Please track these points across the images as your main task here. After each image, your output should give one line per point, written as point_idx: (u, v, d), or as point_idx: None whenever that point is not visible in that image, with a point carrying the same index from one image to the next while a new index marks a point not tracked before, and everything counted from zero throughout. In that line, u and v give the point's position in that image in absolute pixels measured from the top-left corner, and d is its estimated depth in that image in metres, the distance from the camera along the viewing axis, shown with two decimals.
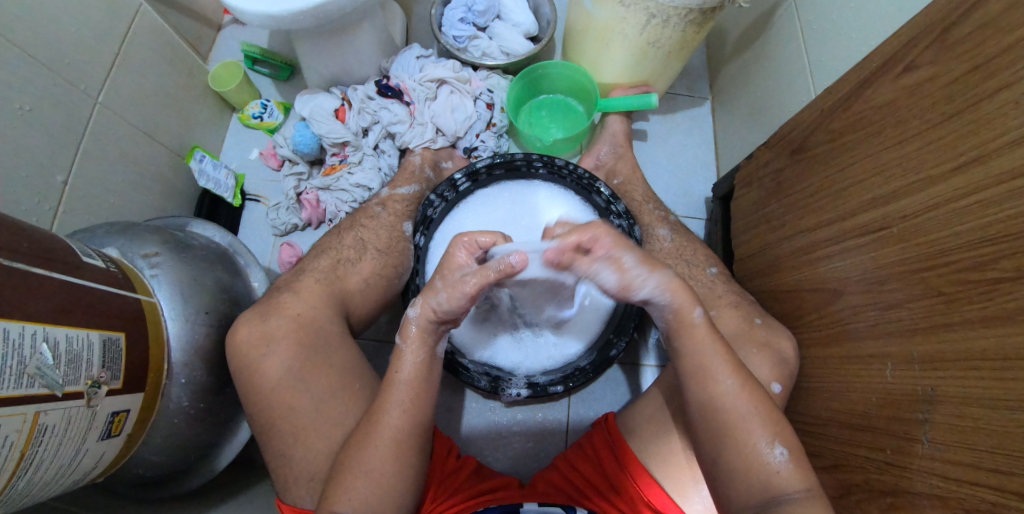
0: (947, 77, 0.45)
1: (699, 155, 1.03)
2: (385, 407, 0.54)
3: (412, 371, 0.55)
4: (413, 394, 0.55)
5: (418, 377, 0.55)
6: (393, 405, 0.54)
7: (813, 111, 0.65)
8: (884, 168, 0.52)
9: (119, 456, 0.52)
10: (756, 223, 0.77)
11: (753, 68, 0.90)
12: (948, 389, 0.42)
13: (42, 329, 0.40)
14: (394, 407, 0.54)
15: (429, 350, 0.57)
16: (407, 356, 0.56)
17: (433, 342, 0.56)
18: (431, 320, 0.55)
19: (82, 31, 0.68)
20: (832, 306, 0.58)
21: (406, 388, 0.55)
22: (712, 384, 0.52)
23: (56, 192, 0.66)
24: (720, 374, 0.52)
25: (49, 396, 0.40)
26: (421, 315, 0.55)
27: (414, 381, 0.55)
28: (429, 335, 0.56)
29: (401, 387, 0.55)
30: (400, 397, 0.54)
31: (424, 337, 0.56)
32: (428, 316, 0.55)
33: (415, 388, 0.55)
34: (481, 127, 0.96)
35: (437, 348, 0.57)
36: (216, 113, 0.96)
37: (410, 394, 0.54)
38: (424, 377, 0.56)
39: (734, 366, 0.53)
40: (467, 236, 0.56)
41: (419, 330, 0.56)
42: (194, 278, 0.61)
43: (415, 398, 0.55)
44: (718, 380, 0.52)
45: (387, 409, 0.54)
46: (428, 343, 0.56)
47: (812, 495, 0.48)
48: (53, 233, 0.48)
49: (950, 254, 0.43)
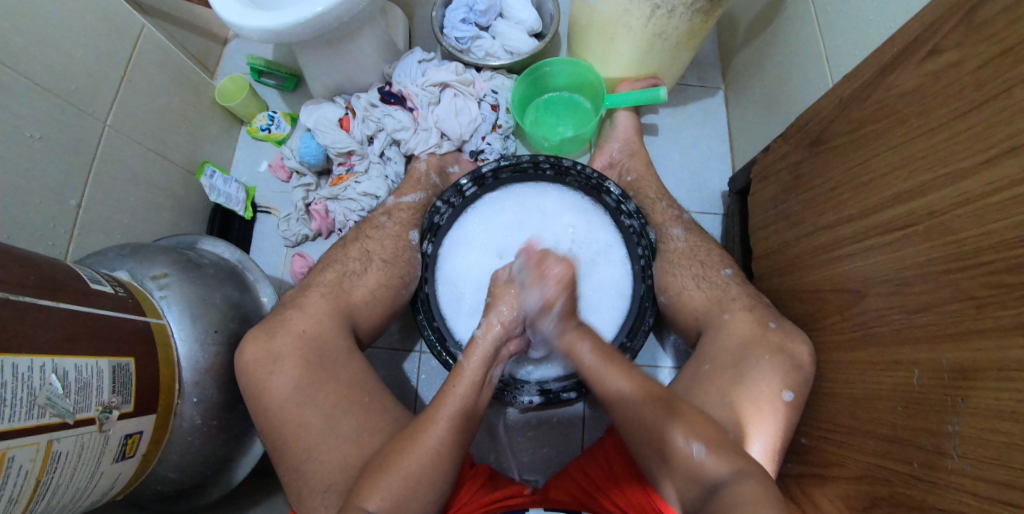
0: (975, 61, 0.42)
1: (713, 148, 0.99)
2: (434, 418, 0.54)
3: (469, 387, 0.57)
4: (465, 411, 0.56)
5: (473, 392, 0.57)
6: (443, 417, 0.54)
7: (832, 100, 0.62)
8: (908, 161, 0.48)
9: (135, 475, 0.52)
10: (774, 220, 0.73)
11: (766, 55, 0.86)
12: (982, 401, 0.38)
13: (51, 360, 0.41)
14: (444, 421, 0.54)
15: (484, 373, 0.59)
16: (467, 373, 0.58)
17: (490, 364, 0.60)
18: (498, 336, 0.61)
19: (89, 56, 0.70)
20: (856, 308, 0.55)
21: (463, 403, 0.56)
22: (606, 384, 0.58)
23: (70, 214, 0.67)
24: (612, 378, 0.57)
25: (61, 425, 0.41)
26: (486, 337, 0.60)
27: (467, 401, 0.56)
28: (490, 356, 0.60)
29: (454, 402, 0.55)
30: (454, 410, 0.55)
31: (486, 357, 0.59)
32: (495, 335, 0.61)
33: (468, 405, 0.56)
34: (487, 129, 0.94)
35: (492, 372, 0.61)
36: (224, 128, 0.97)
37: (460, 413, 0.55)
38: (476, 395, 0.58)
39: (624, 370, 0.58)
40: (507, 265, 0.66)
41: (482, 351, 0.60)
42: (203, 297, 0.62)
43: (466, 415, 0.56)
44: (611, 381, 0.57)
45: (434, 423, 0.54)
46: (486, 364, 0.59)
47: (743, 474, 0.46)
48: (60, 262, 0.48)
49: (982, 254, 0.39)
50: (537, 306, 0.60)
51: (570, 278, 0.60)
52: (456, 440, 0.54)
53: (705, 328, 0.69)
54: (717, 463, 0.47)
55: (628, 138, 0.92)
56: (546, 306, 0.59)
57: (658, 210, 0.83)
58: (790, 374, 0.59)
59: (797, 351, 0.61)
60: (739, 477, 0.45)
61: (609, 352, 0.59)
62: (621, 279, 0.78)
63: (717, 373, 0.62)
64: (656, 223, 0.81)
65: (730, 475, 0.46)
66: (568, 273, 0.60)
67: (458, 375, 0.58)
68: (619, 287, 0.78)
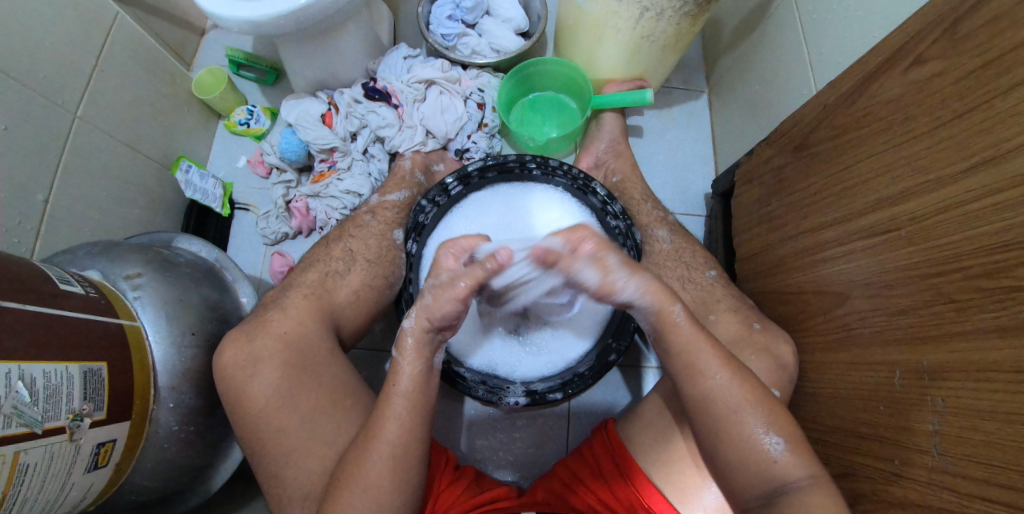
0: (957, 73, 0.43)
1: (697, 150, 1.01)
2: (383, 421, 0.52)
3: (410, 383, 0.54)
4: (411, 406, 0.53)
5: (416, 389, 0.54)
6: (394, 420, 0.52)
7: (816, 106, 0.63)
8: (892, 167, 0.50)
9: (108, 485, 0.50)
10: (758, 222, 0.75)
11: (750, 60, 0.87)
12: (960, 400, 0.40)
13: (17, 366, 0.39)
14: (394, 421, 0.52)
15: (425, 362, 0.55)
16: (404, 367, 0.54)
17: (429, 353, 0.55)
18: (427, 329, 0.54)
19: (58, 45, 0.66)
20: (838, 310, 0.56)
21: (406, 400, 0.53)
22: (702, 380, 0.52)
23: (37, 211, 0.64)
24: (710, 370, 0.52)
25: (28, 435, 0.39)
26: (416, 327, 0.54)
27: (412, 393, 0.53)
28: (424, 345, 0.54)
29: (434, 403, 0.54)
30: (399, 411, 0.52)
31: (420, 349, 0.54)
32: (424, 325, 0.54)
33: (413, 400, 0.53)
34: (473, 128, 0.93)
35: (434, 360, 0.56)
36: (201, 122, 0.94)
37: (407, 407, 0.53)
38: (422, 387, 0.54)
39: (724, 360, 0.52)
40: (449, 242, 0.55)
41: (414, 341, 0.54)
42: (179, 298, 0.60)
43: (414, 413, 0.53)
44: (707, 375, 0.52)
45: (385, 422, 0.52)
46: (424, 354, 0.54)
47: (815, 481, 0.48)
48: (27, 262, 0.46)
49: (962, 259, 0.41)
50: (596, 283, 0.52)
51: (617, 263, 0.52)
52: (415, 437, 0.52)
53: None
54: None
55: (615, 139, 0.93)
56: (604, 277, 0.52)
57: (644, 211, 0.84)
58: (775, 373, 0.60)
59: (779, 352, 0.62)
60: (776, 481, 0.47)
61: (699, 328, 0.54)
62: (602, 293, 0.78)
63: None
64: (642, 225, 0.82)
65: (801, 477, 0.48)
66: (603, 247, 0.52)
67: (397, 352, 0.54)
68: None
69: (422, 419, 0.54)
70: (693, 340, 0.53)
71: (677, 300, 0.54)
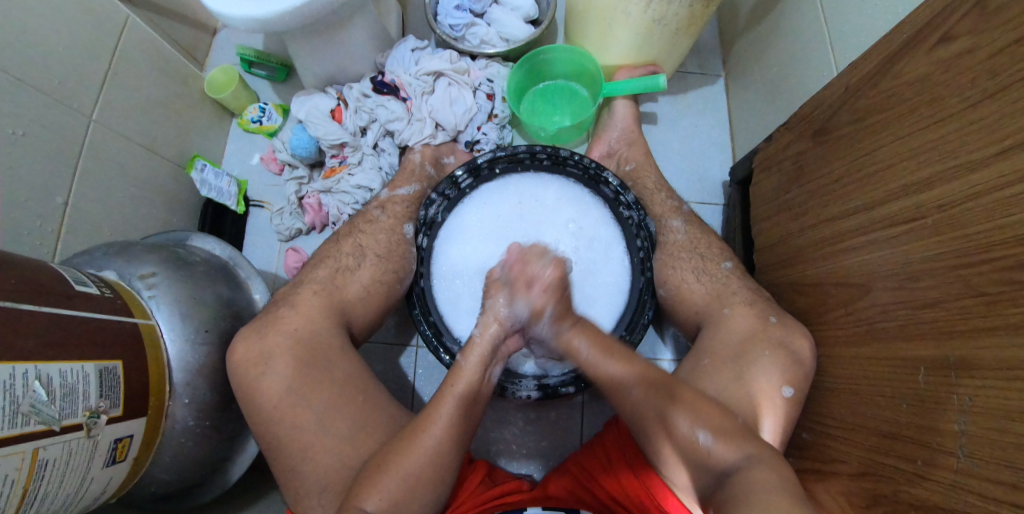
0: (988, 50, 0.40)
1: (713, 136, 0.97)
2: (432, 418, 0.53)
3: (467, 386, 0.56)
4: (462, 408, 0.55)
5: (472, 393, 0.56)
6: (440, 418, 0.54)
7: (837, 89, 0.60)
8: (917, 152, 0.47)
9: (128, 478, 0.52)
10: (777, 211, 0.72)
11: (768, 41, 0.84)
12: (989, 400, 0.38)
13: (34, 366, 0.40)
14: (440, 422, 0.53)
15: (482, 370, 0.58)
16: (466, 372, 0.57)
17: (491, 361, 0.58)
18: (500, 332, 0.59)
19: (73, 50, 0.68)
20: (860, 303, 0.54)
21: (456, 403, 0.55)
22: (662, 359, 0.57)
23: (58, 213, 0.66)
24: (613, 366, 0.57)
25: (47, 432, 0.40)
26: (485, 336, 0.59)
27: (465, 398, 0.56)
28: (489, 354, 0.59)
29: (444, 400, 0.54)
30: (452, 411, 0.54)
31: (483, 357, 0.58)
32: (495, 333, 0.59)
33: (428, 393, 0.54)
34: (482, 119, 0.92)
35: (491, 371, 0.59)
36: (214, 121, 0.95)
37: (459, 406, 0.55)
38: (473, 392, 0.57)
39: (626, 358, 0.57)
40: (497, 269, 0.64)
41: (482, 350, 0.58)
42: (193, 295, 0.61)
43: (464, 414, 0.55)
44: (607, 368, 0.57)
45: (431, 422, 0.53)
46: (485, 363, 0.58)
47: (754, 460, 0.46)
48: (44, 265, 0.47)
49: (993, 250, 0.38)
50: (527, 313, 0.57)
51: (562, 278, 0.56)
52: (451, 435, 0.53)
53: (705, 322, 0.68)
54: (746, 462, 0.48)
55: (627, 127, 0.90)
56: (535, 312, 0.57)
57: (657, 201, 0.81)
58: (791, 369, 0.58)
59: (797, 346, 0.60)
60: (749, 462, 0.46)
61: (612, 351, 0.58)
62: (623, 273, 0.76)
63: (717, 368, 0.61)
64: (655, 215, 0.80)
65: (739, 458, 0.46)
66: (555, 278, 0.56)
67: (468, 349, 0.58)
68: (617, 282, 0.76)
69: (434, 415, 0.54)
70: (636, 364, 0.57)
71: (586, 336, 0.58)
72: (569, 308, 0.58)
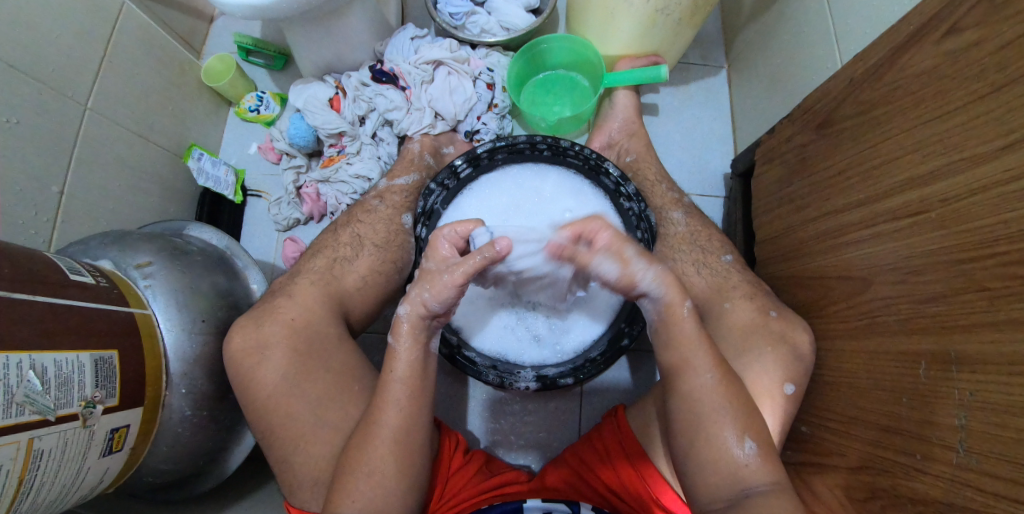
0: (996, 42, 0.39)
1: (715, 128, 0.96)
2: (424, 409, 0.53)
3: (407, 368, 0.54)
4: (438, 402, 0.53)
5: (413, 375, 0.54)
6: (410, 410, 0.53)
7: (842, 80, 0.59)
8: (922, 144, 0.46)
9: (124, 468, 0.52)
10: (779, 204, 0.71)
11: (772, 32, 0.83)
12: (990, 395, 0.37)
13: (29, 356, 0.40)
14: (406, 408, 0.53)
15: (422, 348, 0.55)
16: (401, 352, 0.54)
17: (425, 339, 0.54)
18: (423, 316, 0.53)
19: (67, 38, 0.67)
20: (861, 296, 0.53)
21: (410, 382, 0.54)
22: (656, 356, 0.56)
23: (52, 202, 0.65)
24: (699, 369, 0.53)
25: (42, 422, 0.40)
26: (412, 314, 0.53)
27: (409, 379, 0.54)
28: (421, 332, 0.54)
29: (412, 384, 0.54)
30: (410, 391, 0.53)
31: (415, 335, 0.54)
32: (420, 316, 0.53)
33: (416, 386, 0.54)
34: (482, 109, 0.91)
35: (430, 345, 0.56)
36: (211, 109, 0.94)
37: (406, 391, 0.53)
38: (418, 370, 0.54)
39: (716, 362, 0.53)
40: (446, 227, 0.55)
41: (410, 328, 0.54)
42: (189, 285, 0.61)
43: (413, 397, 0.53)
44: (696, 374, 0.53)
45: (384, 407, 0.52)
46: (420, 342, 0.55)
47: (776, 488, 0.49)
48: (39, 254, 0.47)
49: (997, 245, 0.38)
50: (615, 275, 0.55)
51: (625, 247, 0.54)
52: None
53: (704, 315, 0.68)
54: (748, 469, 0.49)
55: (628, 118, 0.89)
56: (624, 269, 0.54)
57: (658, 193, 0.81)
58: (788, 363, 0.58)
59: (797, 340, 0.60)
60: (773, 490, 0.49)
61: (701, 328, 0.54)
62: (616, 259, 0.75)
63: None
64: (655, 207, 0.79)
65: None
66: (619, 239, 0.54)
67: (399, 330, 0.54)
68: None
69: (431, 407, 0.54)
70: (695, 338, 0.54)
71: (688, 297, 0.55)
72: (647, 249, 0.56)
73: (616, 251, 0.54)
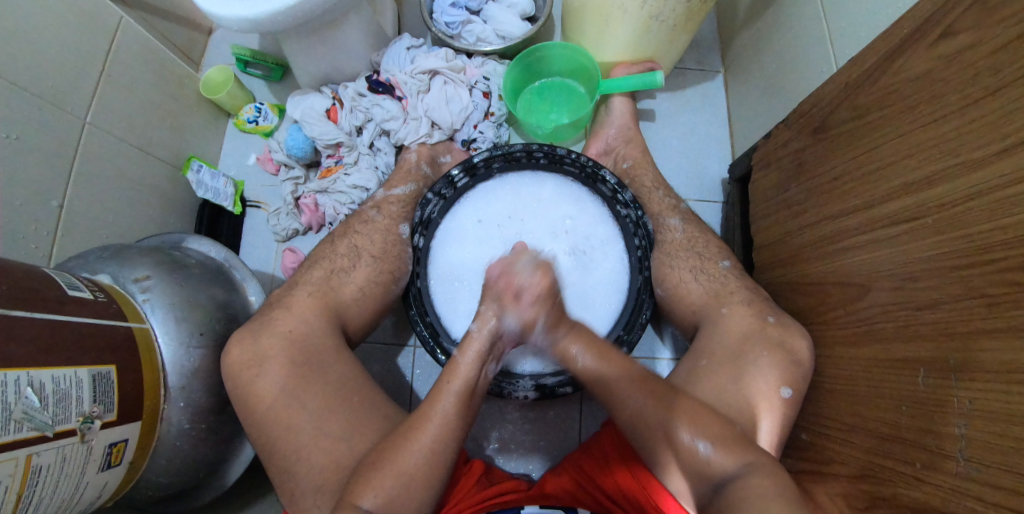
0: (990, 46, 0.39)
1: (713, 133, 0.96)
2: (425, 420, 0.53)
3: (464, 383, 0.55)
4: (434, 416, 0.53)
5: (468, 390, 0.55)
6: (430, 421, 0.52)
7: (837, 84, 0.59)
8: (918, 150, 0.46)
9: (123, 482, 0.52)
10: (776, 209, 0.71)
11: (768, 37, 0.83)
12: (990, 403, 0.37)
13: (27, 372, 0.40)
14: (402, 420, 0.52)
15: (479, 369, 0.56)
16: (462, 368, 0.56)
17: (487, 360, 0.56)
18: (494, 333, 0.56)
19: (65, 53, 0.67)
20: (859, 303, 0.53)
21: (458, 399, 0.54)
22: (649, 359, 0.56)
23: (52, 217, 0.66)
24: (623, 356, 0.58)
25: (40, 438, 0.40)
26: (483, 331, 0.56)
27: (463, 395, 0.54)
28: (486, 351, 0.56)
29: (449, 398, 0.54)
30: (446, 409, 0.53)
31: (482, 355, 0.56)
32: (492, 330, 0.56)
33: (462, 401, 0.54)
34: (479, 117, 0.91)
35: (487, 369, 0.57)
36: (210, 121, 0.95)
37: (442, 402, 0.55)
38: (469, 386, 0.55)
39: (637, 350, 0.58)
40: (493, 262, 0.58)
41: (479, 346, 0.56)
42: (187, 298, 0.61)
43: (461, 410, 0.54)
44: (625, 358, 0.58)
45: None
46: (482, 359, 0.56)
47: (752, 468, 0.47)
48: (37, 270, 0.47)
49: (994, 251, 0.37)
50: (517, 328, 0.57)
51: (551, 286, 0.55)
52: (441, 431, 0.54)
53: (702, 322, 0.67)
54: (735, 463, 0.48)
55: (625, 124, 0.90)
56: (526, 328, 0.56)
57: (655, 199, 0.81)
58: (786, 370, 0.58)
59: (796, 346, 0.60)
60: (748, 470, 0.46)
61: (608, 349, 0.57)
62: (608, 271, 0.76)
63: (716, 371, 0.60)
64: (653, 213, 0.79)
65: None
66: (543, 287, 0.55)
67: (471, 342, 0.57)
68: (614, 281, 0.76)
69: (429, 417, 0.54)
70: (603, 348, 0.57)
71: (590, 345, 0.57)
72: (561, 315, 0.57)
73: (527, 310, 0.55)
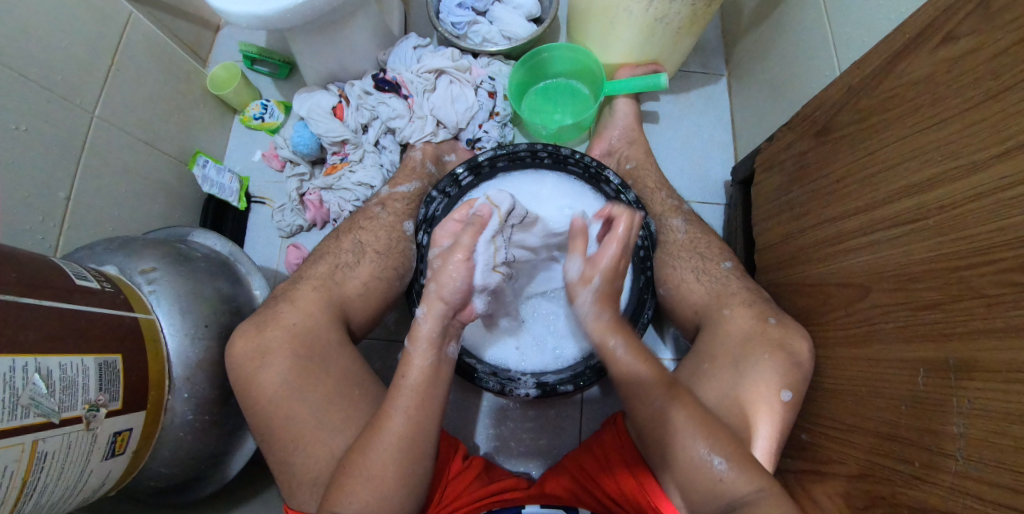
0: (990, 50, 0.40)
1: (715, 136, 0.97)
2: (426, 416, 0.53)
3: (420, 376, 0.54)
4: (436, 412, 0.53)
5: (427, 383, 0.54)
6: (427, 417, 0.54)
7: (840, 87, 0.59)
8: (919, 152, 0.46)
9: (127, 472, 0.52)
10: (778, 211, 0.71)
11: (771, 41, 0.83)
12: (989, 402, 0.37)
13: (34, 359, 0.40)
14: (404, 416, 0.52)
15: (436, 355, 0.55)
16: (416, 359, 0.55)
17: (440, 344, 0.55)
18: (441, 316, 0.54)
19: (75, 47, 0.68)
20: (859, 304, 0.53)
21: (417, 395, 0.54)
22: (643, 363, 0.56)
23: (60, 208, 0.66)
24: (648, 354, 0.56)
25: (46, 424, 0.40)
26: (430, 317, 0.54)
27: (418, 388, 0.54)
28: (437, 337, 0.55)
29: (409, 394, 0.53)
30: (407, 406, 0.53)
31: (432, 341, 0.55)
32: (439, 314, 0.54)
33: (421, 395, 0.54)
34: (484, 117, 0.92)
35: (445, 352, 0.56)
36: (217, 117, 0.96)
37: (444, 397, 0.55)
38: (431, 382, 0.55)
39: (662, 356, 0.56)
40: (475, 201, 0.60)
41: (428, 328, 0.54)
42: (192, 290, 0.61)
43: (421, 407, 0.53)
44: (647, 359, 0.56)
45: (392, 414, 0.52)
46: (434, 345, 0.55)
47: (765, 494, 0.48)
48: (46, 259, 0.48)
49: (994, 252, 0.38)
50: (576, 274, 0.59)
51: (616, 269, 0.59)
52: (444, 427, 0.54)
53: (703, 322, 0.68)
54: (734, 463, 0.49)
55: (628, 125, 0.90)
56: (585, 278, 0.59)
57: (658, 200, 0.81)
58: (786, 371, 0.58)
59: (796, 347, 0.60)
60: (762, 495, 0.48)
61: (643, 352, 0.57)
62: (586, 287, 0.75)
63: (716, 372, 0.61)
64: (655, 214, 0.80)
65: None
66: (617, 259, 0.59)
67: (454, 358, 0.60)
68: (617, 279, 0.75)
69: (432, 411, 0.54)
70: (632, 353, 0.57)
71: (621, 337, 0.58)
72: (611, 297, 0.59)
73: (593, 263, 0.59)
